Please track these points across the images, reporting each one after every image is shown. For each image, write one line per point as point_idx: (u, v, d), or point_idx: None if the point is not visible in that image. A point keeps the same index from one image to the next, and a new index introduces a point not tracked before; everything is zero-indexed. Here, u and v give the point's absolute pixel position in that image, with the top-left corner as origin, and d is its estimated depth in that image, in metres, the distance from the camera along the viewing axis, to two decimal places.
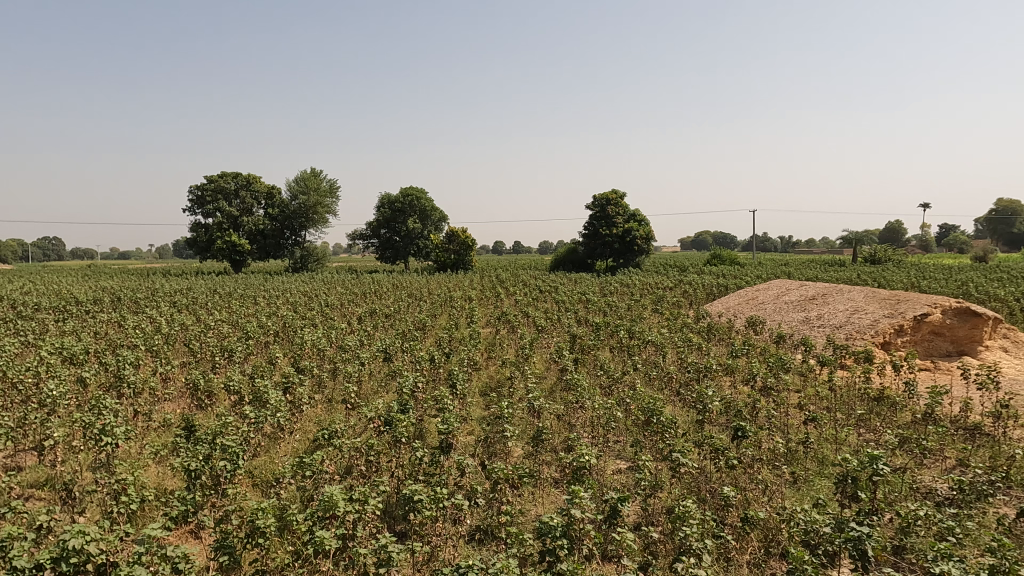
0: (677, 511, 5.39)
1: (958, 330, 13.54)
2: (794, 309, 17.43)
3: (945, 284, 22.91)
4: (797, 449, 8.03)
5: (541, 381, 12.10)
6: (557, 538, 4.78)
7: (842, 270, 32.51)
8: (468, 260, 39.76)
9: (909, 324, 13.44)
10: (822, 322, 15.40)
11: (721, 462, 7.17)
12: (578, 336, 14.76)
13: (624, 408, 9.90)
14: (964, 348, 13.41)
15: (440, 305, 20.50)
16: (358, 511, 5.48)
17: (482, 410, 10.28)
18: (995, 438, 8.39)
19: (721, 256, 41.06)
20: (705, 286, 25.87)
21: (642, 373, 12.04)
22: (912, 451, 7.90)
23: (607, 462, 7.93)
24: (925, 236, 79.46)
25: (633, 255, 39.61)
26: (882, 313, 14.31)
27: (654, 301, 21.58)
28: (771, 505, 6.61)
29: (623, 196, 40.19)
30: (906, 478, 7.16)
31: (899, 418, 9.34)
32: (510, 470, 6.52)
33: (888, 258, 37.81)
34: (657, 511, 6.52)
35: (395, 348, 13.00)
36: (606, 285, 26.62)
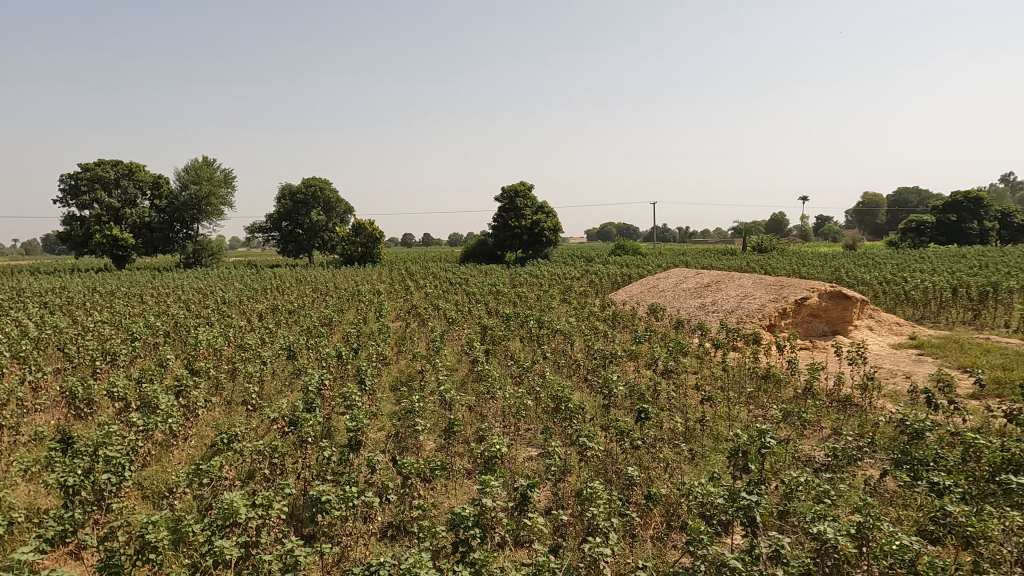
0: (584, 494, 5.58)
1: (832, 312, 14.90)
2: (690, 295, 18.49)
3: (821, 272, 23.93)
4: (694, 427, 8.54)
5: (453, 373, 12.12)
6: (470, 528, 4.82)
7: (733, 261, 32.89)
8: (376, 252, 38.87)
9: (791, 308, 14.67)
10: (716, 307, 16.42)
11: (626, 443, 7.48)
12: (489, 327, 14.89)
13: (534, 396, 10.10)
14: (838, 327, 14.81)
15: (347, 300, 19.98)
16: (262, 517, 5.25)
17: (394, 406, 10.15)
18: (862, 408, 9.35)
19: (624, 246, 42.77)
20: (610, 275, 26.84)
21: (551, 361, 12.33)
22: (794, 424, 8.64)
23: (518, 450, 8.06)
24: (802, 228, 85.97)
25: (541, 247, 40.57)
26: (768, 297, 15.46)
27: (562, 291, 22.10)
28: (672, 481, 6.99)
29: (532, 188, 40.90)
30: (789, 448, 7.84)
31: (783, 394, 10.18)
32: (422, 463, 6.49)
33: (773, 248, 41.23)
34: (566, 494, 6.70)
35: (299, 345, 12.50)
36: (515, 277, 26.91)
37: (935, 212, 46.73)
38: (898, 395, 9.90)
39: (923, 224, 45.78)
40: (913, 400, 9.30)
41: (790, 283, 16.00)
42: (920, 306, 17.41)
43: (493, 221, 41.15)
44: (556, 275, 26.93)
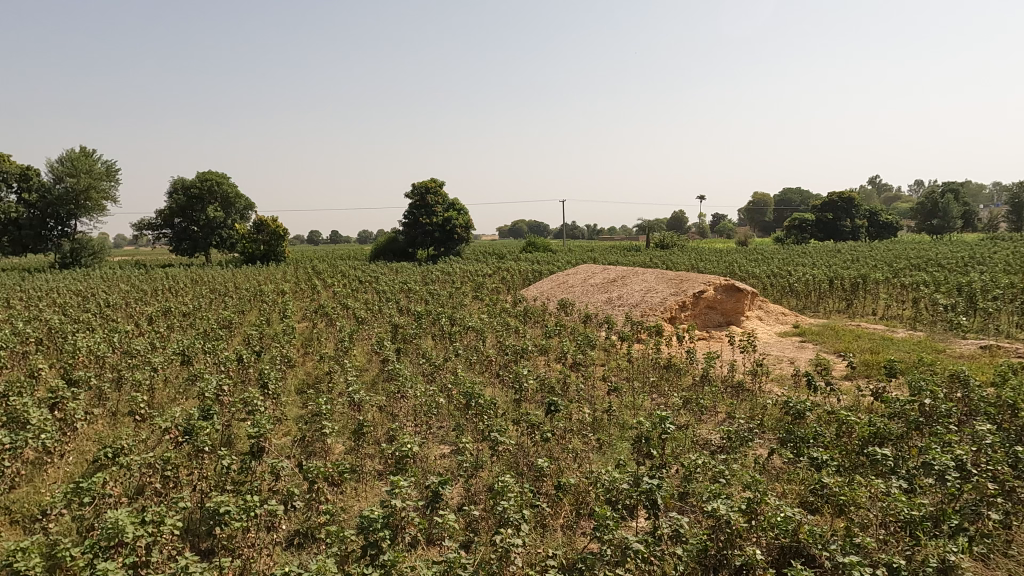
0: (496, 488, 5.63)
1: (726, 304, 15.92)
2: (597, 290, 19.11)
3: (717, 267, 25.52)
4: (602, 418, 8.85)
5: (363, 373, 11.83)
6: (379, 530, 4.74)
7: (638, 257, 34.32)
8: (279, 250, 37.16)
9: (690, 301, 15.52)
10: (621, 301, 17.07)
11: (537, 436, 7.62)
12: (400, 326, 14.64)
13: (445, 393, 10.05)
14: (732, 318, 15.83)
15: (249, 301, 18.97)
16: (153, 534, 4.89)
17: (300, 409, 9.76)
18: (753, 392, 10.06)
19: (534, 243, 43.49)
20: (522, 271, 27.19)
21: (463, 358, 12.32)
22: (692, 410, 9.16)
23: (430, 449, 8.00)
24: (700, 226, 91.03)
25: (453, 244, 40.45)
26: (669, 291, 16.26)
27: (474, 288, 22.13)
28: (581, 470, 7.20)
29: (443, 184, 40.59)
30: (689, 433, 8.30)
31: (683, 382, 10.76)
32: (330, 467, 6.29)
33: (674, 244, 43.41)
34: (479, 489, 6.74)
35: (195, 349, 11.73)
36: (426, 274, 26.63)
37: (814, 210, 51.03)
38: (783, 379, 10.73)
39: (804, 221, 49.75)
40: (795, 384, 10.12)
41: (689, 278, 16.91)
42: (802, 298, 18.96)
43: (403, 218, 40.47)
44: (469, 272, 26.94)
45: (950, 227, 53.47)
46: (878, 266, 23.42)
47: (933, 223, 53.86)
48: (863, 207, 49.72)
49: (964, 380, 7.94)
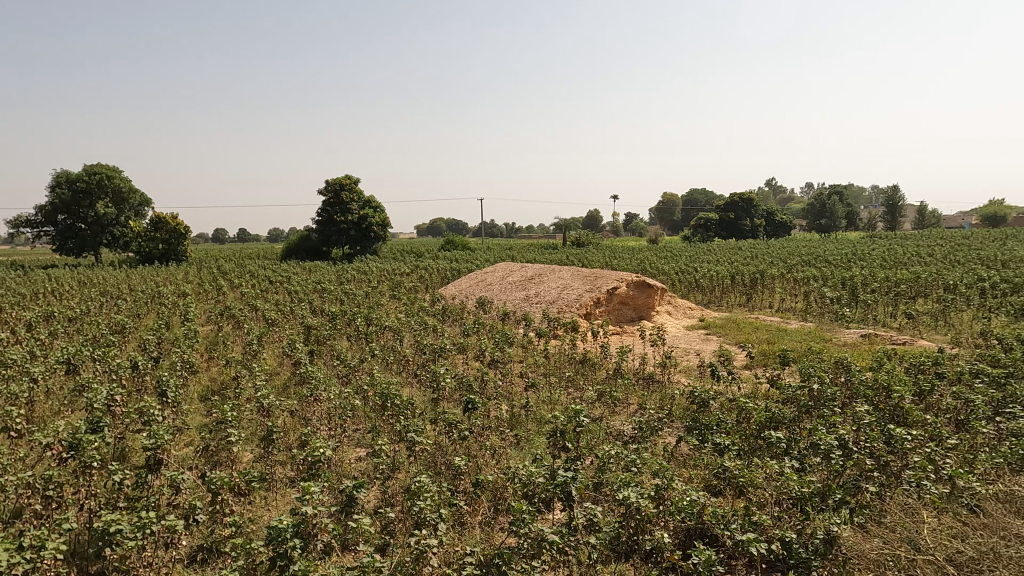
0: (412, 489, 5.57)
1: (638, 300, 16.55)
2: (515, 288, 19.30)
3: (629, 264, 26.48)
4: (520, 414, 8.95)
5: (273, 377, 11.33)
6: (289, 539, 4.57)
7: (555, 255, 35.03)
8: (181, 250, 34.91)
9: (604, 297, 15.99)
10: (539, 298, 17.33)
11: (455, 434, 7.60)
12: (313, 327, 14.13)
13: (361, 395, 9.81)
14: (643, 313, 16.47)
15: (145, 304, 17.68)
16: (30, 562, 4.45)
17: (204, 418, 9.21)
18: (662, 383, 10.53)
19: (453, 241, 43.32)
20: (440, 270, 26.99)
21: (380, 359, 12.07)
22: (606, 403, 9.46)
23: (346, 452, 7.79)
24: (614, 224, 94.04)
25: (369, 242, 39.53)
26: (584, 288, 16.67)
27: (391, 287, 21.75)
28: (498, 467, 7.26)
29: (357, 181, 39.55)
30: (603, 425, 8.56)
31: (597, 376, 11.08)
32: (235, 477, 5.99)
33: (589, 242, 44.60)
34: (395, 491, 6.64)
35: (82, 357, 10.78)
36: (341, 274, 25.87)
37: (718, 210, 54.04)
38: (690, 370, 11.30)
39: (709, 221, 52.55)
40: (701, 374, 10.69)
41: (603, 274, 17.43)
42: (707, 293, 20.03)
43: (316, 216, 39.09)
44: (385, 271, 26.41)
45: (835, 226, 58.30)
46: (774, 262, 25.16)
47: (821, 223, 58.63)
48: (761, 207, 53.19)
49: (846, 366, 8.68)
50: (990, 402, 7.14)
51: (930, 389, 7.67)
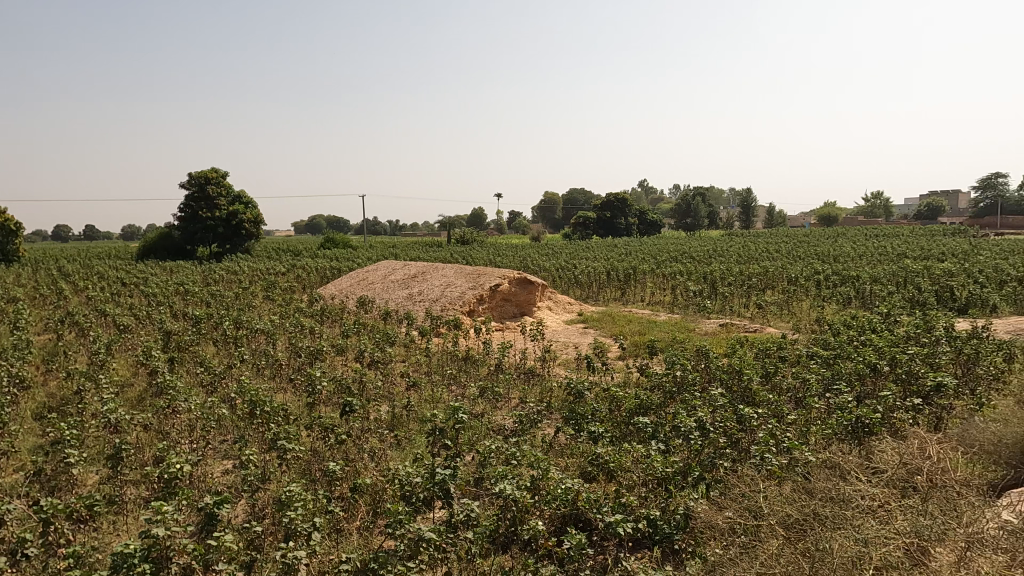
0: (282, 499, 5.30)
1: (520, 296, 16.92)
2: (398, 286, 18.96)
3: (512, 261, 27.02)
4: (401, 415, 8.82)
5: (125, 389, 10.27)
6: (138, 565, 4.17)
7: (440, 252, 34.90)
8: (11, 249, 30.63)
9: (486, 294, 16.17)
10: (421, 296, 17.15)
11: (331, 439, 7.32)
12: (173, 332, 12.98)
13: (228, 403, 9.17)
14: (525, 309, 16.86)
15: None
16: None
17: (37, 439, 8.14)
18: (542, 376, 10.85)
19: (333, 239, 41.74)
20: (318, 268, 25.88)
21: (250, 364, 11.36)
22: (488, 398, 9.57)
23: (209, 466, 7.24)
24: (498, 222, 95.38)
25: (240, 240, 37.03)
26: (467, 286, 16.73)
27: (264, 288, 20.51)
28: (378, 469, 7.10)
29: (225, 175, 36.88)
30: (484, 421, 8.66)
31: (480, 372, 11.19)
32: (75, 502, 5.36)
33: (473, 240, 44.90)
34: (266, 503, 6.28)
35: None
36: (208, 274, 23.98)
37: (595, 209, 56.51)
38: (568, 362, 11.72)
39: (588, 220, 54.83)
40: (578, 366, 11.14)
41: (485, 272, 17.60)
42: (585, 288, 20.89)
43: (178, 212, 35.93)
44: (258, 271, 24.86)
45: (699, 225, 63.39)
46: (645, 259, 26.81)
47: (687, 223, 63.59)
48: (634, 207, 56.44)
49: (706, 354, 9.43)
50: (821, 380, 8.09)
51: (774, 371, 8.54)
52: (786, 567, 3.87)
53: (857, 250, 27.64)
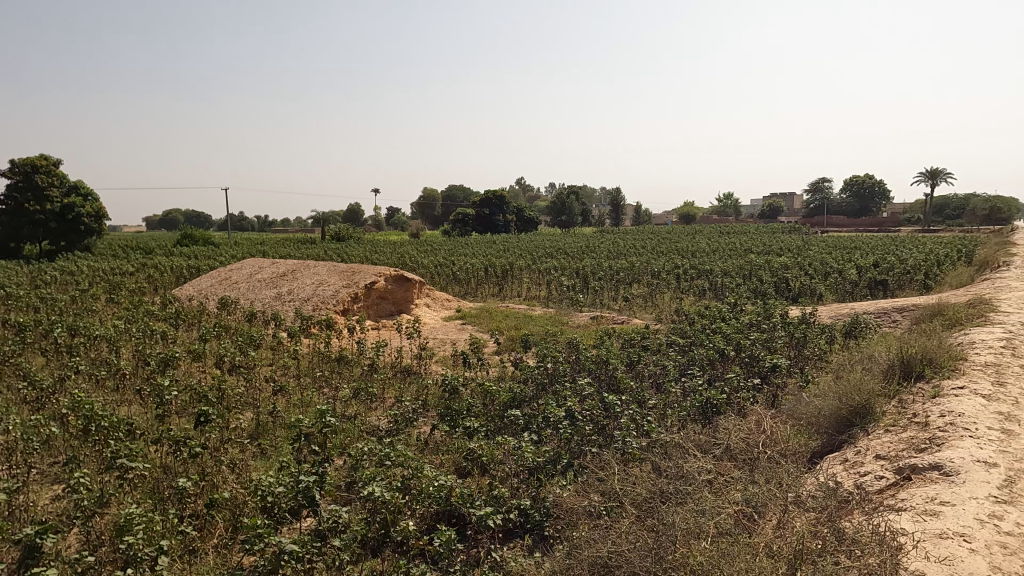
0: (120, 524, 4.76)
1: (396, 294, 16.61)
2: (265, 286, 17.84)
3: (389, 258, 26.46)
4: (266, 422, 8.30)
5: None
6: None
7: (312, 249, 33.34)
8: None
9: (361, 292, 15.69)
10: (291, 296, 16.26)
11: (183, 453, 6.72)
12: None
13: (58, 421, 8.10)
14: (402, 307, 16.58)
15: None
16: None
17: None
18: (418, 374, 10.73)
19: (191, 235, 38.40)
20: (173, 267, 23.68)
21: (88, 375, 10.13)
22: (362, 400, 9.29)
23: (33, 495, 6.35)
24: (376, 218, 92.99)
25: (78, 237, 32.93)
26: (340, 284, 16.11)
27: (107, 289, 18.40)
28: (238, 482, 6.62)
29: (58, 163, 32.57)
30: (358, 423, 8.39)
31: (353, 373, 10.83)
32: None
33: (349, 236, 43.43)
34: (104, 530, 5.62)
35: None
36: (36, 275, 21.07)
37: (474, 206, 56.86)
38: (444, 360, 11.67)
39: (467, 216, 55.04)
40: (454, 362, 11.15)
41: (360, 270, 17.06)
42: (464, 284, 20.94)
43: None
44: (100, 271, 22.26)
45: (574, 222, 66.00)
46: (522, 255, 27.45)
47: (562, 220, 65.95)
48: (512, 204, 57.52)
49: (576, 346, 9.82)
50: (678, 366, 8.73)
51: (637, 359, 9.08)
52: (631, 535, 4.14)
53: (712, 246, 30.10)
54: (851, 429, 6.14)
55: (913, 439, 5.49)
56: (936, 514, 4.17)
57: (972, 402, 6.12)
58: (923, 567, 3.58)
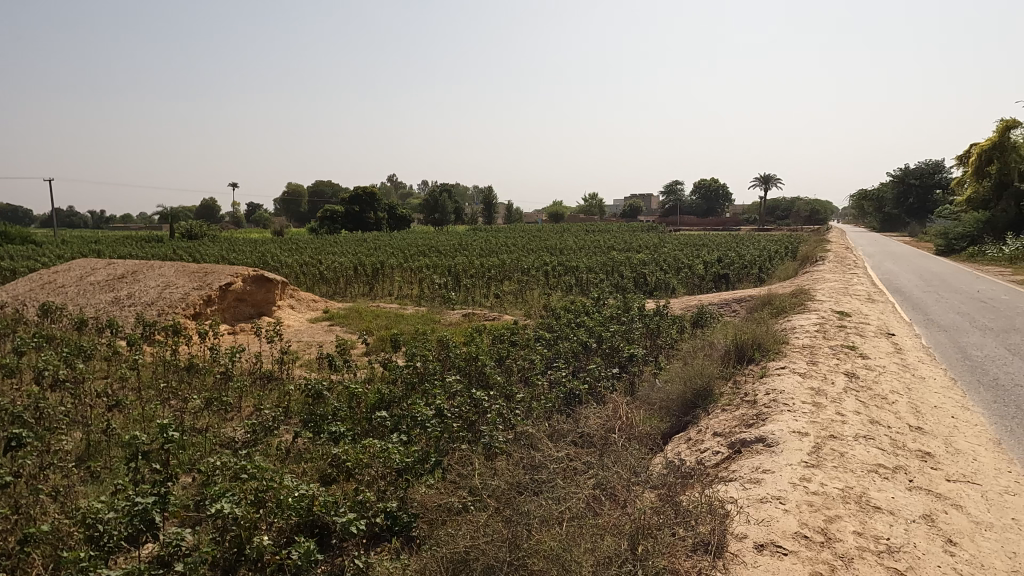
0: None
1: (256, 295, 15.61)
2: (99, 289, 15.89)
3: (248, 258, 24.72)
4: (99, 443, 7.40)
5: None
6: None
7: (158, 248, 30.32)
8: None
9: (215, 294, 14.53)
10: (132, 300, 14.63)
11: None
12: None
13: None
14: (263, 309, 15.62)
15: None
16: None
17: None
18: (280, 380, 10.13)
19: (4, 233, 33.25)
20: None
21: None
22: (215, 411, 8.60)
23: None
24: (234, 215, 86.47)
25: None
26: (191, 285, 14.78)
27: None
28: (62, 511, 5.84)
29: None
30: (210, 435, 7.76)
31: (206, 382, 10.00)
32: None
33: (203, 233, 39.99)
34: None
35: None
36: None
37: (342, 202, 54.77)
38: (309, 363, 11.14)
39: (335, 213, 52.92)
40: (320, 365, 10.67)
41: (214, 270, 15.77)
42: (331, 284, 20.12)
43: None
44: None
45: (447, 220, 65.90)
46: (394, 254, 26.92)
47: (435, 218, 65.53)
48: (383, 200, 56.18)
49: (446, 344, 9.80)
50: (545, 359, 9.03)
51: (506, 355, 9.26)
52: (489, 526, 4.19)
53: (578, 244, 31.50)
54: (694, 411, 6.73)
55: (744, 415, 6.13)
56: (759, 481, 4.68)
57: (791, 379, 6.95)
58: (746, 530, 4.01)
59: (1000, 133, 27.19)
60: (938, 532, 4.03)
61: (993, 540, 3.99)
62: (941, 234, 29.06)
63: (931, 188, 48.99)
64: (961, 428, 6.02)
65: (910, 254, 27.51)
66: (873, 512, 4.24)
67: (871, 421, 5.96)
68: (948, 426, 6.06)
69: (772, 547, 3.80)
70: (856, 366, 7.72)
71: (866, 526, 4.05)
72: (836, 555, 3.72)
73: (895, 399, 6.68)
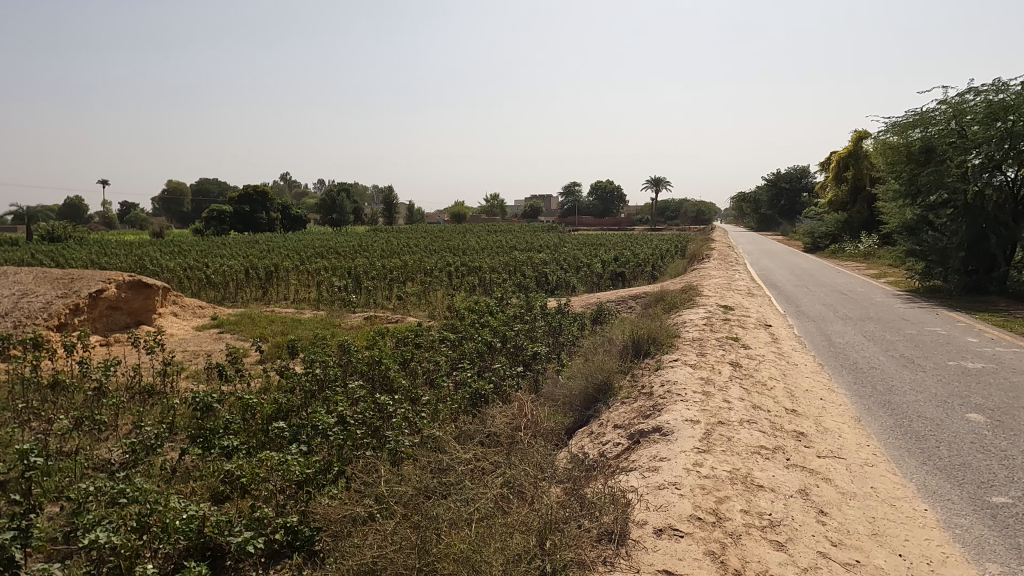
0: None
1: (132, 302, 14.36)
2: None
3: (121, 262, 22.59)
4: None
5: None
6: None
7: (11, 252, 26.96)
8: None
9: (84, 303, 13.18)
10: None
11: None
12: None
13: None
14: (140, 317, 14.38)
15: None
16: None
17: None
18: (162, 394, 9.34)
19: None
20: None
21: None
22: (87, 431, 7.78)
23: None
24: (105, 215, 78.76)
25: None
26: (54, 293, 13.29)
27: None
28: None
29: None
30: (82, 458, 7.00)
31: (75, 400, 9.02)
32: None
33: (67, 235, 36.08)
34: None
35: None
36: None
37: (230, 202, 51.53)
38: (196, 374, 10.38)
39: (223, 213, 49.68)
40: (209, 376, 9.96)
41: (81, 276, 14.28)
42: (220, 288, 18.85)
43: None
44: None
45: (346, 220, 63.88)
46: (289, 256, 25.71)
47: (332, 218, 63.24)
48: (275, 200, 53.45)
49: (347, 348, 9.49)
50: (450, 360, 8.98)
51: (411, 357, 9.12)
52: (399, 533, 4.10)
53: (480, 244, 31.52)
54: (595, 406, 6.97)
55: (642, 407, 6.43)
56: (656, 469, 4.93)
57: (683, 371, 7.39)
58: (646, 517, 4.21)
59: (855, 142, 30.39)
60: (812, 504, 4.45)
61: (856, 508, 4.46)
62: (810, 233, 31.97)
63: (799, 190, 53.77)
64: (828, 408, 6.68)
65: (786, 252, 29.81)
66: (757, 490, 4.60)
67: (753, 406, 6.46)
68: (817, 407, 6.70)
69: (670, 531, 4.02)
70: (739, 356, 8.34)
71: (751, 504, 4.39)
72: (726, 533, 4.00)
73: (773, 385, 7.30)
